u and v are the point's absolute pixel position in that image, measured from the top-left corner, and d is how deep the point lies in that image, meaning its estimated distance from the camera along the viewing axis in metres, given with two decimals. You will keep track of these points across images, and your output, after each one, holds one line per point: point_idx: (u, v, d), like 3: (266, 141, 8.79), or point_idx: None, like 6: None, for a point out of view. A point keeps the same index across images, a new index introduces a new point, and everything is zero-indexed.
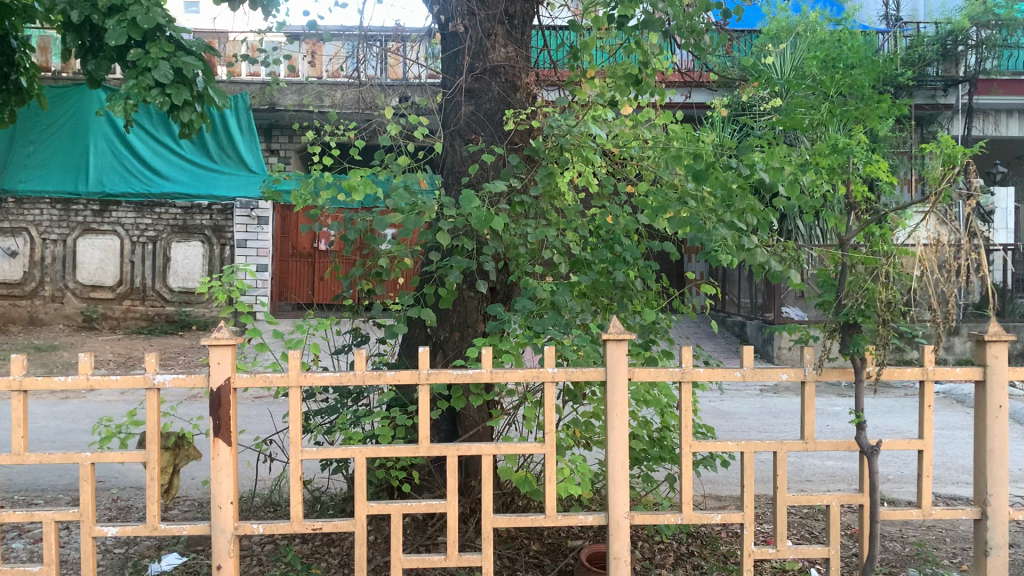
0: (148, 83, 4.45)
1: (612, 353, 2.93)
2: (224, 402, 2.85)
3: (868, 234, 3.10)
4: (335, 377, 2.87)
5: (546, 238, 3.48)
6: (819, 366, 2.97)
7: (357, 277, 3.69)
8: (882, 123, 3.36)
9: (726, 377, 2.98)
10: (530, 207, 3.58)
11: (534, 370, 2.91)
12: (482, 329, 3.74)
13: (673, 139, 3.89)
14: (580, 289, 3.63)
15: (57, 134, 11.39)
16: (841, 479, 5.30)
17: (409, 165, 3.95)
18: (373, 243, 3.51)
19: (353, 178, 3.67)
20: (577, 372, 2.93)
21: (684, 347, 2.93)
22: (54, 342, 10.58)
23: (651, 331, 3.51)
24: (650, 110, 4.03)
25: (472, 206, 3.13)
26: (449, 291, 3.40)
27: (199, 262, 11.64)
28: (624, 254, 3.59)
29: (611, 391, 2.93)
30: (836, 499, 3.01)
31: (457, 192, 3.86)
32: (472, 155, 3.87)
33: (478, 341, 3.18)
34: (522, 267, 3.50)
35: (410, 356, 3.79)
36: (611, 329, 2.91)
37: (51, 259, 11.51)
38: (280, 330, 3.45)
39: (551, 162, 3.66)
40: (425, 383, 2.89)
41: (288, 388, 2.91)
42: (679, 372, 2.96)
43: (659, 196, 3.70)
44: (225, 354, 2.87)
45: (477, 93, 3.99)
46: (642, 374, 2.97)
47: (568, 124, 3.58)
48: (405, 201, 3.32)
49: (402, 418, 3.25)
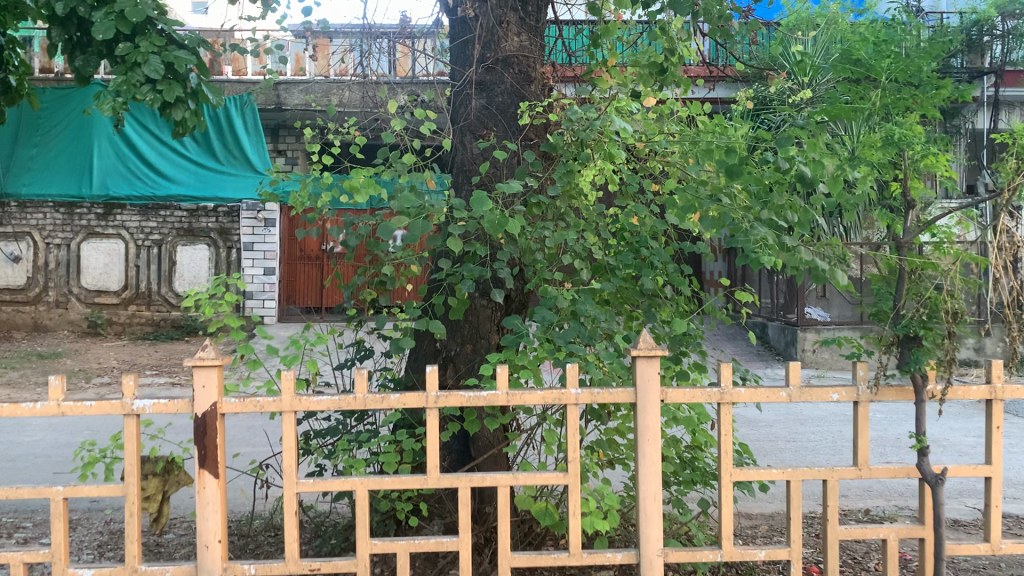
0: (137, 79, 4.16)
1: (642, 371, 2.62)
2: (210, 430, 2.57)
3: (930, 235, 2.77)
4: (334, 401, 2.58)
5: (565, 242, 3.19)
6: (874, 385, 2.67)
7: (359, 286, 3.40)
8: (939, 112, 3.03)
9: (770, 398, 2.66)
10: (548, 208, 3.28)
11: (556, 392, 2.61)
12: (497, 341, 3.45)
13: (702, 131, 3.58)
14: (603, 296, 3.33)
15: (60, 136, 11.16)
16: (880, 495, 4.96)
17: (415, 164, 3.65)
18: (376, 249, 3.22)
19: (355, 178, 3.37)
20: (603, 393, 2.62)
21: (723, 365, 2.62)
22: (57, 348, 10.35)
23: (681, 344, 3.21)
24: (674, 102, 3.72)
25: (486, 209, 2.81)
26: (460, 301, 3.10)
27: (205, 265, 11.35)
28: (652, 258, 3.28)
29: (642, 414, 2.63)
30: (894, 533, 2.69)
31: (468, 192, 3.56)
32: (484, 152, 3.56)
33: (493, 358, 2.88)
34: (540, 274, 3.20)
35: (418, 371, 3.49)
36: (642, 344, 2.60)
37: (54, 264, 11.28)
38: (275, 345, 3.16)
39: (570, 158, 3.36)
40: (434, 407, 2.60)
41: (281, 413, 2.62)
42: (718, 393, 2.65)
43: (689, 194, 3.40)
44: (211, 376, 2.57)
45: (488, 85, 3.69)
46: (677, 395, 2.66)
47: (588, 117, 3.28)
48: (411, 203, 3.02)
49: (410, 442, 2.96)
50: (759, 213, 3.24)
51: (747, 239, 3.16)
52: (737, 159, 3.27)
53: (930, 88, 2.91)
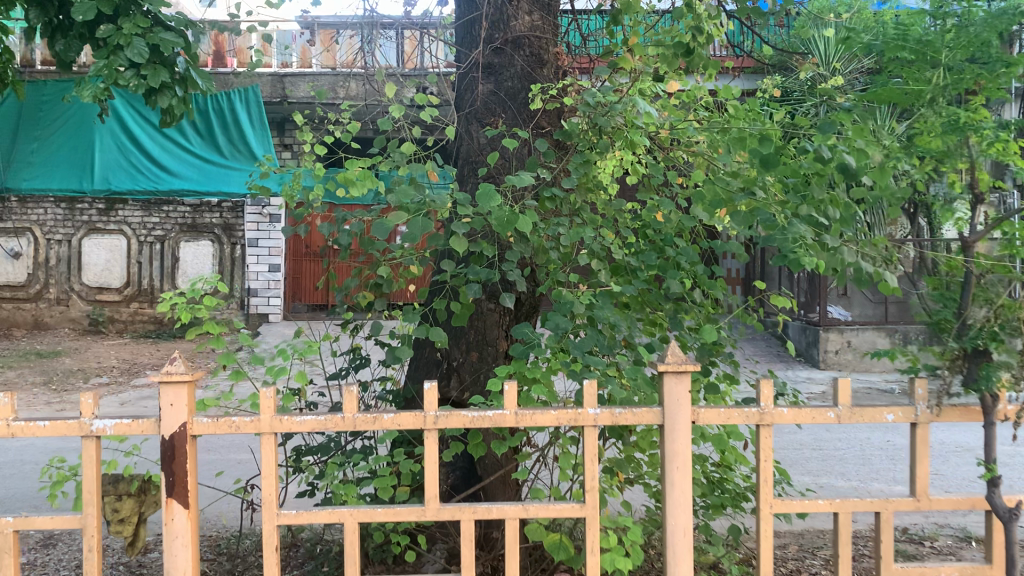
0: (120, 64, 3.84)
1: (670, 389, 2.29)
2: (179, 455, 2.27)
3: (1000, 233, 2.43)
4: (318, 422, 2.27)
5: (582, 240, 2.86)
6: (935, 404, 2.34)
7: (352, 289, 3.10)
8: (1006, 94, 2.67)
9: (817, 419, 2.34)
10: (563, 202, 2.96)
11: (572, 412, 2.28)
12: (505, 349, 3.16)
13: (733, 118, 3.24)
14: (622, 300, 3.01)
15: (61, 129, 10.89)
16: (916, 512, 4.63)
17: (416, 154, 3.33)
18: (371, 247, 2.93)
19: (350, 169, 3.12)
20: (626, 414, 2.29)
21: (764, 383, 2.29)
22: (57, 347, 10.09)
23: (710, 353, 2.88)
24: (702, 88, 3.39)
25: (494, 205, 2.48)
26: (464, 306, 2.78)
27: (208, 262, 11.06)
28: (678, 258, 2.95)
29: (669, 437, 2.30)
30: (958, 572, 2.36)
31: (475, 185, 3.25)
32: (491, 141, 3.24)
33: (501, 371, 2.56)
34: (555, 276, 2.88)
35: (419, 381, 3.21)
36: (671, 358, 2.27)
37: (55, 260, 11.03)
38: (260, 355, 2.85)
39: (587, 147, 3.03)
40: (434, 429, 2.28)
41: (260, 435, 2.31)
42: (756, 413, 2.32)
43: (718, 187, 3.07)
44: (181, 394, 2.26)
45: (496, 68, 3.36)
46: (710, 416, 2.33)
47: (609, 102, 2.95)
48: (410, 197, 2.69)
49: (408, 464, 2.65)
50: (799, 207, 2.92)
51: (786, 237, 2.83)
52: (773, 148, 2.94)
53: (1000, 68, 2.56)
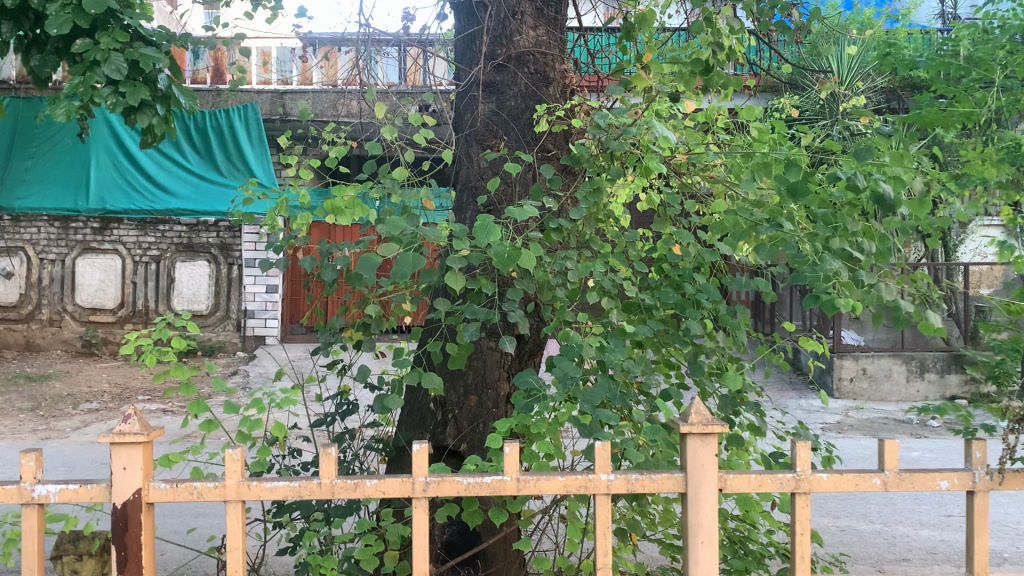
0: (97, 81, 3.59)
1: (693, 454, 2.01)
2: (132, 526, 1.98)
3: None
4: (292, 489, 1.99)
5: (592, 276, 2.58)
6: (995, 470, 2.05)
7: (338, 329, 2.82)
8: None
9: (861, 487, 2.05)
10: (570, 234, 2.68)
11: (581, 479, 1.99)
12: (506, 393, 2.90)
13: (757, 141, 2.96)
14: (635, 341, 2.73)
15: (58, 147, 10.47)
16: (947, 561, 4.32)
17: (411, 180, 3.06)
18: (359, 283, 2.61)
19: (339, 197, 2.92)
20: (643, 481, 2.01)
21: (801, 446, 2.00)
22: (47, 370, 9.78)
23: (733, 401, 2.59)
24: (721, 109, 3.12)
25: (494, 239, 2.19)
26: (461, 348, 2.49)
27: (205, 283, 10.83)
28: (698, 296, 2.67)
29: (693, 508, 2.02)
30: None
31: (474, 214, 2.99)
32: (492, 166, 2.98)
33: (501, 426, 2.28)
34: (561, 315, 2.60)
35: (412, 427, 2.94)
36: (694, 417, 1.98)
37: (48, 280, 10.74)
38: (235, 402, 2.58)
39: (597, 172, 2.76)
40: (423, 497, 2.00)
41: (226, 503, 2.02)
42: (792, 480, 2.03)
43: (741, 216, 2.79)
44: (135, 458, 1.98)
45: (498, 87, 3.10)
46: (739, 483, 2.04)
47: (621, 124, 2.68)
48: (399, 228, 2.40)
49: (397, 528, 2.37)
50: (831, 240, 2.64)
51: (818, 273, 2.56)
52: (802, 175, 2.67)
53: None
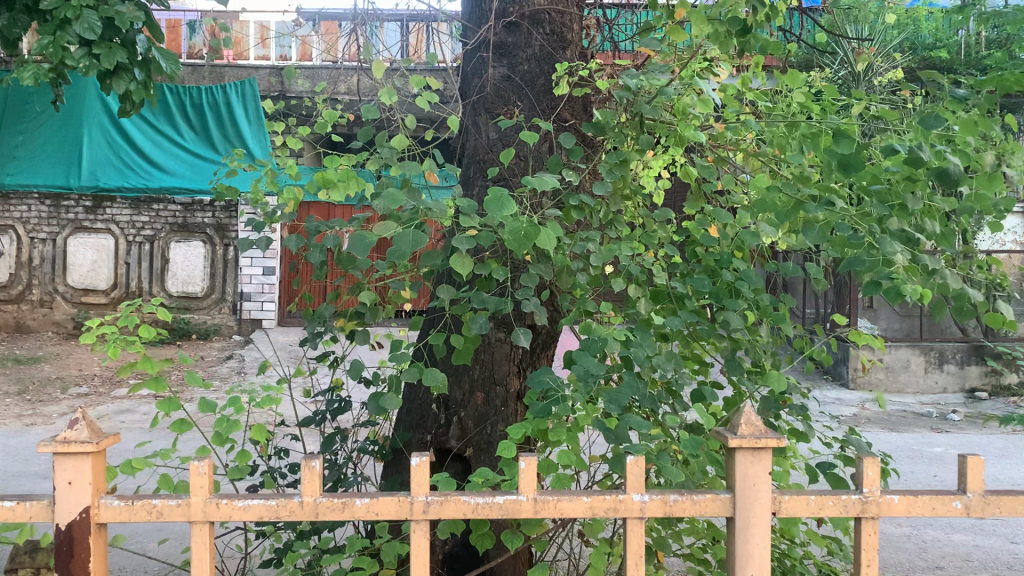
0: (67, 41, 3.23)
1: (741, 470, 1.69)
2: (79, 551, 1.67)
3: None
4: (267, 509, 1.68)
5: (616, 260, 2.27)
6: None
7: (328, 319, 2.48)
8: None
9: (938, 511, 1.74)
10: (593, 212, 2.36)
11: (610, 499, 1.68)
12: (516, 390, 2.60)
13: (801, 110, 2.63)
14: (663, 335, 2.41)
15: (48, 122, 10.06)
16: (983, 570, 4.02)
17: (414, 150, 2.74)
18: (353, 268, 2.26)
19: (330, 166, 2.53)
20: (681, 500, 1.70)
21: (871, 462, 1.69)
22: (37, 353, 9.46)
23: (775, 404, 2.28)
24: (758, 74, 2.79)
25: (509, 215, 1.85)
26: (468, 341, 2.17)
27: (200, 263, 10.49)
28: (737, 284, 2.34)
29: (742, 535, 1.71)
30: None
31: (483, 189, 2.68)
32: (503, 138, 2.66)
33: (514, 431, 1.97)
34: (583, 305, 2.28)
35: (411, 427, 2.63)
36: (744, 426, 1.67)
37: (39, 260, 10.39)
38: (210, 400, 2.26)
39: (623, 143, 2.44)
40: (423, 519, 1.69)
41: (192, 525, 1.71)
42: (858, 502, 1.72)
43: (785, 195, 2.47)
44: (82, 470, 1.66)
45: (510, 49, 2.77)
46: (795, 506, 1.73)
47: (654, 86, 2.36)
48: (401, 204, 2.05)
49: (394, 545, 2.07)
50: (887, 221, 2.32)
51: (876, 258, 2.24)
52: (856, 147, 2.35)
53: None
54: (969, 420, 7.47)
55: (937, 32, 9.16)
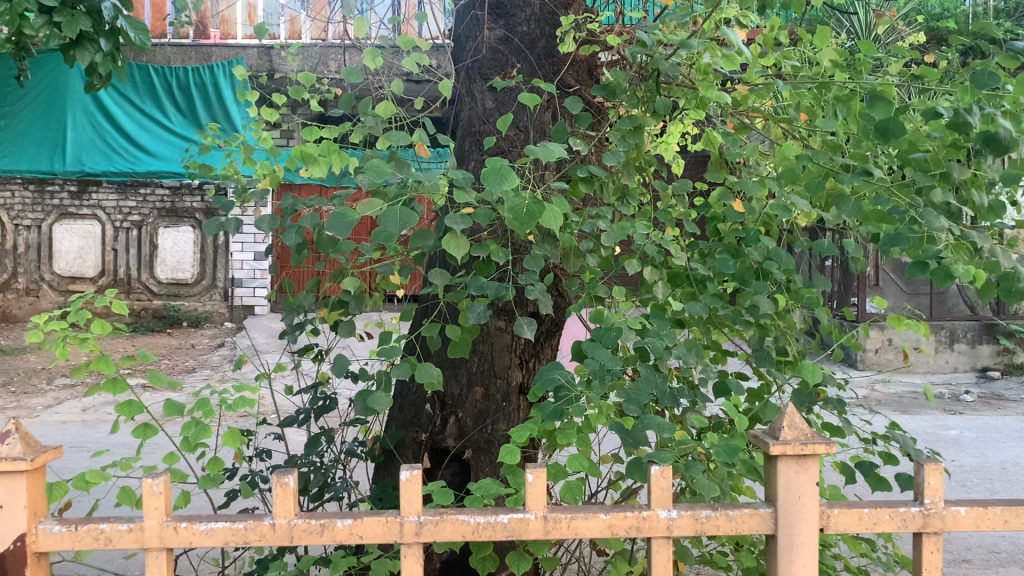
0: (25, 7, 2.94)
1: (782, 479, 1.46)
2: None
3: None
4: (233, 533, 1.44)
5: (629, 238, 2.02)
6: None
7: (310, 308, 2.23)
8: None
9: (1012, 523, 1.51)
10: (602, 186, 2.11)
11: (632, 516, 1.45)
12: (518, 382, 2.36)
13: (831, 72, 2.37)
14: (679, 322, 2.19)
15: (29, 106, 9.74)
16: (1013, 562, 3.80)
17: (402, 121, 2.48)
18: (334, 251, 2.02)
19: (309, 140, 2.28)
20: (711, 516, 1.46)
21: (933, 469, 1.46)
22: (23, 343, 9.20)
23: (809, 397, 2.04)
24: (783, 33, 2.53)
25: (509, 189, 1.59)
26: (465, 332, 1.93)
27: (189, 249, 10.20)
28: (764, 264, 2.10)
29: (784, 555, 1.47)
30: None
31: (479, 162, 2.43)
32: (501, 106, 2.42)
33: (518, 435, 1.72)
34: (593, 290, 2.03)
35: (404, 425, 2.40)
36: (785, 429, 1.43)
37: (24, 247, 10.11)
38: (173, 403, 2.01)
39: (636, 108, 2.18)
40: (414, 543, 1.45)
41: (146, 553, 1.46)
42: (919, 516, 1.48)
43: (815, 164, 2.22)
44: (15, 492, 1.42)
45: (507, 8, 2.51)
46: (845, 521, 1.49)
47: (672, 41, 2.11)
48: (387, 178, 1.80)
49: (385, 563, 1.83)
50: (932, 191, 2.08)
51: (921, 233, 1.99)
52: (895, 109, 2.10)
53: None
54: (982, 400, 7.26)
55: (944, 3, 8.89)
